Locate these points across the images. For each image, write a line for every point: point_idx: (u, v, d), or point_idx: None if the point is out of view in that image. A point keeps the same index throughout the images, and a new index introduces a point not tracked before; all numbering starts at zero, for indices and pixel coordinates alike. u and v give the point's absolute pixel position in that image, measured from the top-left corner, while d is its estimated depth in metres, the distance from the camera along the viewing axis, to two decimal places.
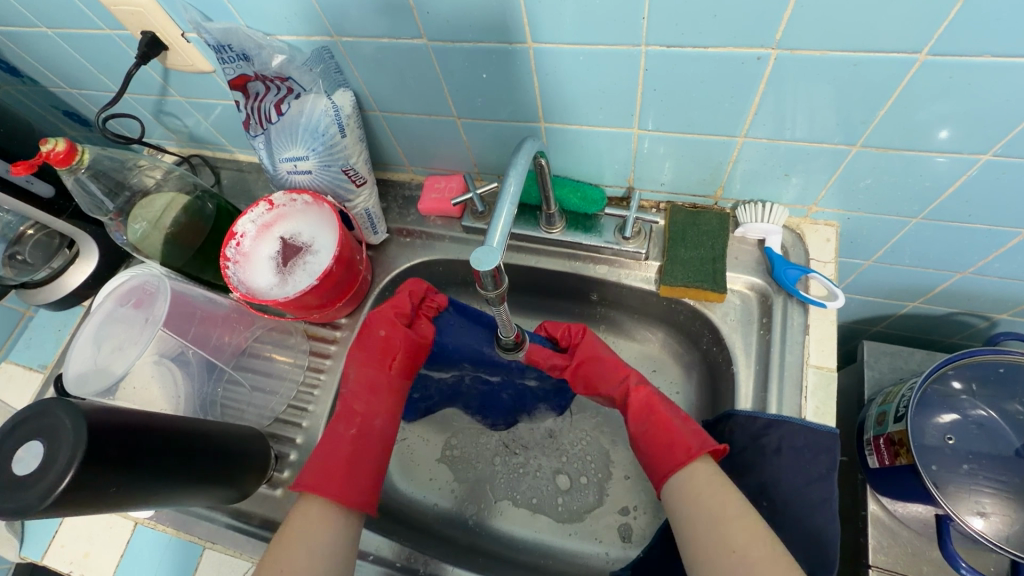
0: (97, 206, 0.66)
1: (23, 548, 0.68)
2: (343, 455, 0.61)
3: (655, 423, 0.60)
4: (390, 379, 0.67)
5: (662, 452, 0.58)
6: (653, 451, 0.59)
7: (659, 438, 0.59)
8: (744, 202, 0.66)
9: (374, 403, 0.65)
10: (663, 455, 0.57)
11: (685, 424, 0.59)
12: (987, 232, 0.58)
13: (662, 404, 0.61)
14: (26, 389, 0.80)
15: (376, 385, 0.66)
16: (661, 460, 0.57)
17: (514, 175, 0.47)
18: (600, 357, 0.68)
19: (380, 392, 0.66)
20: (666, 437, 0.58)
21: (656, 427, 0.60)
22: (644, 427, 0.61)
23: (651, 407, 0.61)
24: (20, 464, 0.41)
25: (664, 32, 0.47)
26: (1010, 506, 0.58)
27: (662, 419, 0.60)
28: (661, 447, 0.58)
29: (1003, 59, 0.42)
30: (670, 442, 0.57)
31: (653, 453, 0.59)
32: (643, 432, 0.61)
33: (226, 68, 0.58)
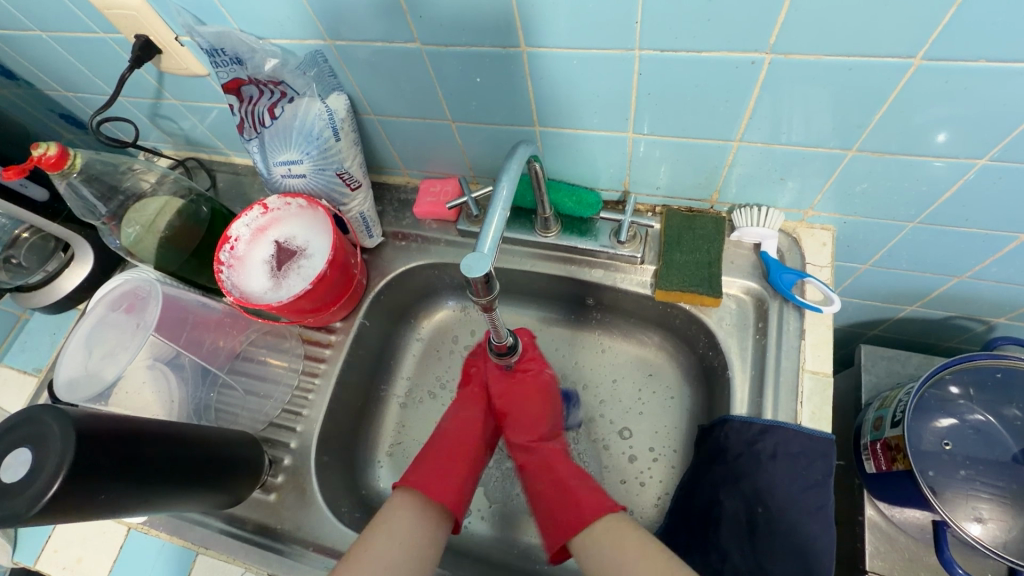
0: (89, 211, 0.65)
1: (15, 553, 0.68)
2: (440, 460, 0.65)
3: (556, 483, 0.64)
4: (477, 395, 0.73)
5: (564, 512, 0.61)
6: (554, 510, 0.62)
7: (557, 499, 0.62)
8: (740, 206, 0.66)
9: (462, 416, 0.71)
10: (562, 513, 0.61)
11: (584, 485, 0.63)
12: (984, 236, 0.58)
13: (561, 464, 0.66)
14: (20, 392, 0.80)
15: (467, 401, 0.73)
16: (557, 520, 0.61)
17: (507, 180, 0.47)
18: (526, 402, 0.70)
19: (470, 405, 0.72)
20: (565, 499, 0.62)
21: (555, 487, 0.64)
22: (546, 486, 0.64)
23: (552, 467, 0.66)
24: (9, 472, 0.41)
25: (658, 36, 0.47)
26: (1007, 512, 0.58)
27: (563, 481, 0.64)
28: (561, 505, 0.62)
29: (999, 63, 0.41)
30: (572, 501, 0.61)
31: (550, 513, 0.62)
32: (545, 490, 0.64)
33: (219, 71, 0.57)
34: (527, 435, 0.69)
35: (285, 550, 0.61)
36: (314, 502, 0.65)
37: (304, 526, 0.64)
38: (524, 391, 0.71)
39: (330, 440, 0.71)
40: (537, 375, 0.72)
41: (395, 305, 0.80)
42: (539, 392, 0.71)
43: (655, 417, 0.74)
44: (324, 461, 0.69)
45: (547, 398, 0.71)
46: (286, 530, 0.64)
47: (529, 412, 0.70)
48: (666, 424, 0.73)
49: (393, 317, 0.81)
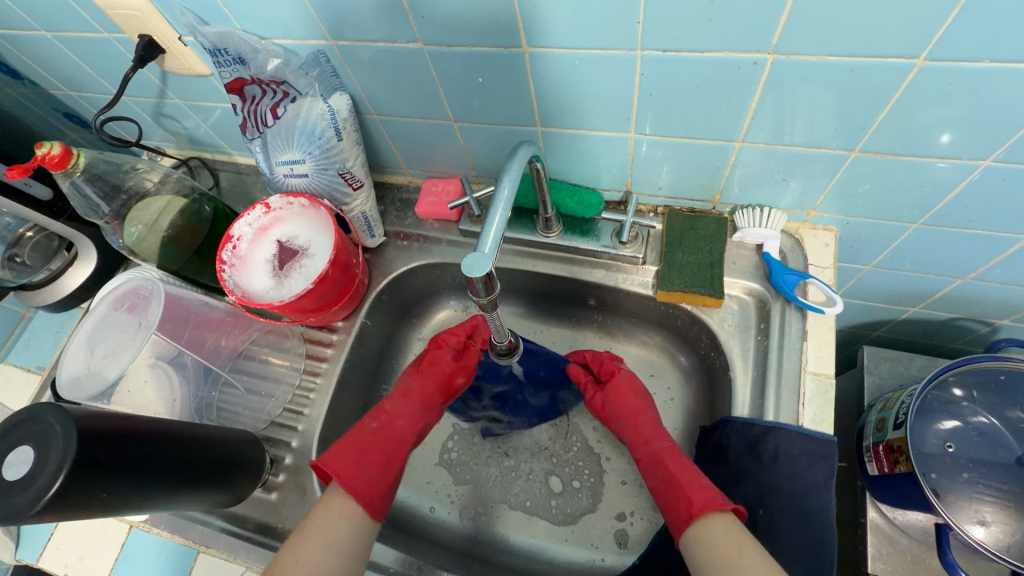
0: (92, 210, 0.66)
1: (18, 551, 0.68)
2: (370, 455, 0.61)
3: (664, 477, 0.59)
4: (426, 388, 0.70)
5: (673, 507, 0.55)
6: (665, 507, 0.57)
7: (666, 493, 0.57)
8: (741, 206, 0.66)
9: (401, 405, 0.67)
10: (672, 506, 0.55)
11: (693, 479, 0.56)
12: (987, 238, 0.58)
13: (671, 458, 0.60)
14: (23, 390, 0.80)
15: (408, 390, 0.69)
16: (671, 515, 0.55)
17: (508, 180, 0.47)
18: (624, 402, 0.68)
19: (411, 396, 0.69)
20: (673, 492, 0.56)
21: (664, 484, 0.58)
22: (656, 485, 0.59)
23: (659, 462, 0.60)
24: (10, 470, 0.41)
25: (660, 37, 0.47)
26: (1010, 515, 0.58)
27: (668, 472, 0.58)
28: (672, 500, 0.56)
29: (1002, 65, 0.41)
30: (680, 496, 0.55)
31: (664, 505, 0.57)
32: (657, 486, 0.59)
33: (222, 71, 0.58)
34: (633, 434, 0.66)
35: None
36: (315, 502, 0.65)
37: None
38: (623, 391, 0.69)
39: (331, 440, 0.71)
40: (624, 376, 0.70)
41: (397, 305, 0.80)
42: (632, 392, 0.69)
43: None
44: None
45: (644, 399, 0.69)
46: (286, 530, 0.64)
47: (627, 412, 0.67)
48: (666, 425, 0.73)
49: (395, 317, 0.81)
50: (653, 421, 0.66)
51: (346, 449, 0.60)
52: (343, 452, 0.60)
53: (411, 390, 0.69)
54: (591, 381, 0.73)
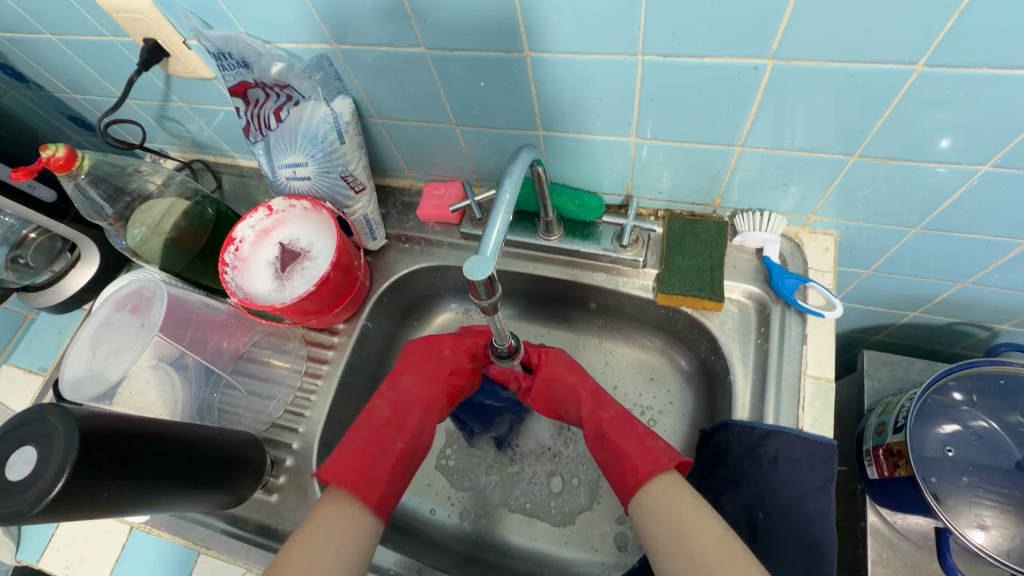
0: (95, 212, 0.66)
1: (19, 551, 0.68)
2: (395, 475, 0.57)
3: (611, 451, 0.58)
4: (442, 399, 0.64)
5: (622, 479, 0.56)
6: (614, 478, 0.57)
7: (615, 464, 0.57)
8: (742, 210, 0.66)
9: (426, 420, 0.62)
10: (620, 479, 0.56)
11: (637, 444, 0.56)
12: (986, 242, 0.58)
13: (618, 429, 0.59)
14: (25, 392, 0.81)
15: (430, 402, 0.63)
16: (621, 487, 0.56)
17: (509, 184, 0.47)
18: (559, 381, 0.65)
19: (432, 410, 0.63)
20: (620, 464, 0.56)
21: (611, 455, 0.58)
22: (604, 458, 0.59)
23: (604, 434, 0.59)
24: (13, 470, 0.41)
25: (661, 42, 0.47)
26: (1010, 520, 0.58)
27: (613, 444, 0.58)
28: (621, 472, 0.56)
29: (1001, 70, 0.41)
30: (627, 465, 0.55)
31: (614, 477, 0.57)
32: (605, 458, 0.59)
33: (226, 75, 0.58)
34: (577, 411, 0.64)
35: None
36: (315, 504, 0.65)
37: None
38: (557, 371, 0.65)
39: (332, 442, 0.71)
40: (551, 358, 0.66)
41: (398, 308, 0.81)
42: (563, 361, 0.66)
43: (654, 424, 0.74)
44: None
45: (578, 371, 0.66)
46: (286, 531, 0.64)
47: (567, 387, 0.65)
48: (666, 429, 0.73)
49: (396, 320, 0.81)
50: (593, 390, 0.64)
51: (364, 468, 0.55)
52: (348, 467, 0.54)
53: (417, 394, 0.62)
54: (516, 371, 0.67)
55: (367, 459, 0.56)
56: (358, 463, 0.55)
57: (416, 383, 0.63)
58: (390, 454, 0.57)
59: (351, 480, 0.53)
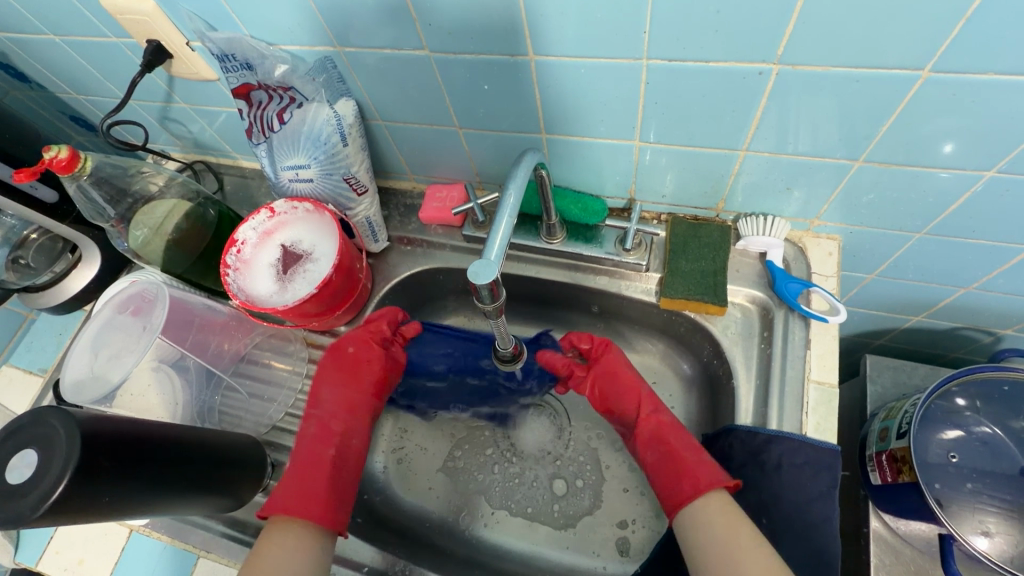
0: (97, 213, 0.65)
1: (18, 554, 0.68)
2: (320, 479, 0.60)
3: (665, 455, 0.59)
4: (363, 400, 0.68)
5: (676, 484, 0.56)
6: (663, 484, 0.58)
7: (666, 470, 0.58)
8: (745, 215, 0.66)
9: (351, 423, 0.66)
10: (670, 486, 0.57)
11: (695, 455, 0.57)
12: (990, 248, 0.58)
13: (672, 435, 0.60)
14: (24, 393, 0.80)
15: (353, 404, 0.67)
16: (672, 492, 0.56)
17: (514, 188, 0.47)
18: (616, 377, 0.67)
19: (357, 411, 0.67)
20: (675, 469, 0.57)
21: (664, 460, 0.59)
22: (656, 461, 0.60)
23: (660, 439, 0.61)
24: (14, 474, 0.41)
25: (665, 46, 0.47)
26: (1014, 526, 0.58)
27: (669, 451, 0.59)
28: (676, 477, 0.57)
29: (1006, 77, 0.41)
30: (681, 473, 0.56)
31: (665, 481, 0.58)
32: (655, 463, 0.60)
33: (229, 76, 0.58)
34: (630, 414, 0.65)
35: None
36: None
37: None
38: (615, 370, 0.67)
39: None
40: (612, 355, 0.69)
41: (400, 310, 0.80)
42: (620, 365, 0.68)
43: None
44: None
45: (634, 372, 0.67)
46: None
47: (623, 388, 0.66)
48: None
49: None
50: (650, 395, 0.65)
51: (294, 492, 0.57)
52: (288, 487, 0.58)
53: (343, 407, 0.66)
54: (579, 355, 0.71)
55: (314, 474, 0.60)
56: (302, 485, 0.58)
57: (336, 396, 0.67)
58: (331, 470, 0.61)
59: (297, 502, 0.57)
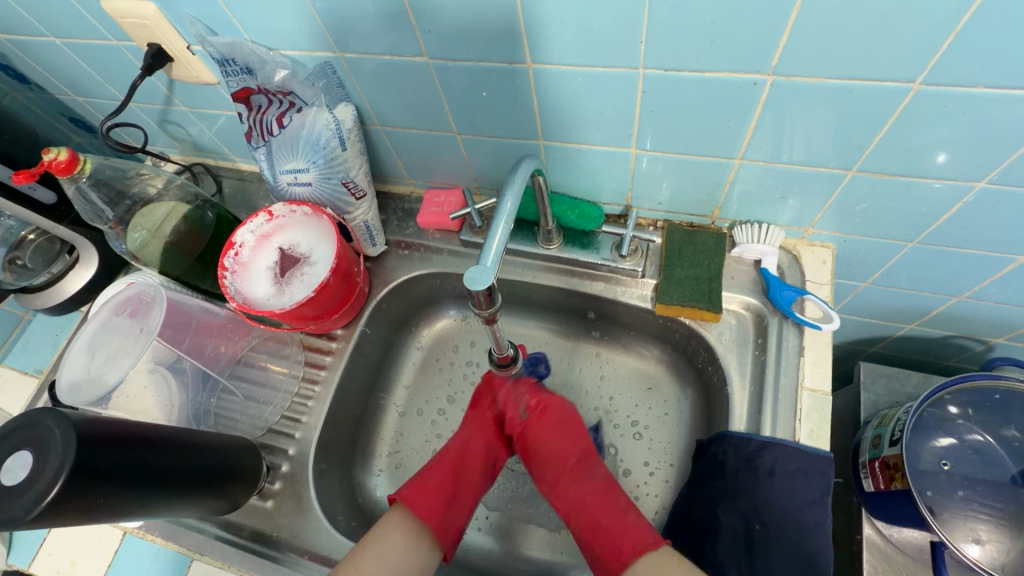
0: (96, 215, 0.66)
1: (10, 555, 0.68)
2: (438, 475, 0.62)
3: (586, 525, 0.59)
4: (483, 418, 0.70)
5: (604, 555, 0.55)
6: (594, 555, 0.57)
7: (596, 539, 0.57)
8: (740, 222, 0.66)
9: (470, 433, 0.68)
10: (603, 555, 0.56)
11: (619, 520, 0.57)
12: (982, 257, 0.58)
13: (595, 501, 0.60)
14: (20, 394, 0.80)
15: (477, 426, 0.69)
16: (601, 564, 0.56)
17: (510, 194, 0.48)
18: (548, 436, 0.67)
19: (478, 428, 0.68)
20: (600, 542, 0.56)
21: (589, 530, 0.58)
22: (581, 531, 0.59)
23: (584, 507, 0.60)
24: (7, 475, 0.41)
25: (662, 56, 0.48)
26: (1005, 533, 0.58)
27: (594, 521, 0.58)
28: (602, 548, 0.56)
29: (997, 89, 0.42)
30: (612, 541, 0.55)
31: (592, 554, 0.57)
32: (583, 532, 0.59)
33: (229, 81, 0.59)
34: (555, 475, 0.65)
35: (282, 558, 0.62)
36: (310, 511, 0.65)
37: (300, 534, 0.64)
38: (549, 429, 0.68)
39: (329, 447, 0.71)
40: (552, 412, 0.69)
41: (397, 314, 0.81)
42: (557, 426, 0.68)
43: (649, 435, 0.74)
44: (322, 469, 0.69)
45: (565, 436, 0.67)
46: (281, 538, 0.64)
47: (548, 450, 0.66)
48: (662, 440, 0.73)
49: (395, 325, 0.81)
50: (579, 460, 0.65)
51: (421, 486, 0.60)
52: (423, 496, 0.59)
53: (475, 440, 0.67)
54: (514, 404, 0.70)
55: (443, 491, 0.61)
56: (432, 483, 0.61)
57: (469, 427, 0.69)
58: (461, 485, 0.63)
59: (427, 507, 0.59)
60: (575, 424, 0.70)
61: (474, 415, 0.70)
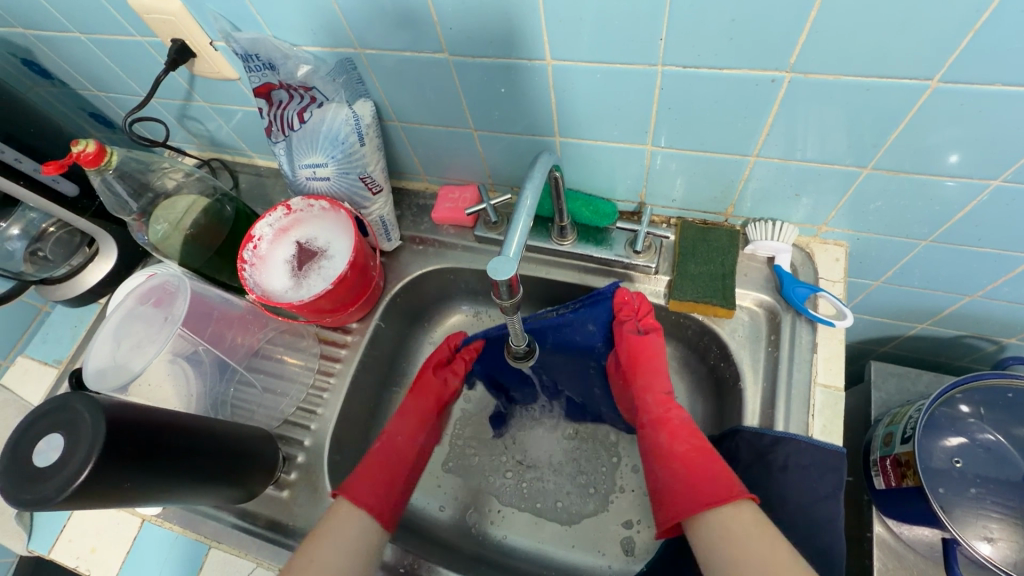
0: (121, 206, 0.67)
1: (31, 541, 0.69)
2: (380, 471, 0.62)
3: (698, 450, 0.58)
4: (422, 408, 0.71)
5: (703, 484, 0.54)
6: (690, 477, 0.56)
7: (698, 464, 0.56)
8: (754, 220, 0.67)
9: (415, 432, 0.69)
10: (703, 483, 0.54)
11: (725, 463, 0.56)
12: (995, 257, 0.59)
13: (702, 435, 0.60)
14: (39, 384, 0.81)
15: (420, 417, 0.70)
16: (693, 488, 0.54)
17: (530, 188, 0.48)
18: (655, 358, 0.67)
19: (421, 423, 0.70)
20: (708, 468, 0.55)
21: (700, 457, 0.57)
22: (686, 449, 0.58)
23: (696, 434, 0.60)
24: (41, 456, 0.42)
25: (681, 53, 0.48)
26: (1017, 532, 0.58)
27: (705, 447, 0.58)
28: (706, 476, 0.55)
29: (1012, 88, 0.42)
30: (719, 475, 0.54)
31: (683, 476, 0.56)
32: (686, 454, 0.58)
33: (252, 76, 0.60)
34: (658, 396, 0.65)
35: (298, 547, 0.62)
36: (325, 500, 0.66)
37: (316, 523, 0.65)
38: (659, 355, 0.67)
39: (343, 439, 0.72)
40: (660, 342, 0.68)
41: (410, 309, 0.81)
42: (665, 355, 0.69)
43: None
44: (336, 460, 0.70)
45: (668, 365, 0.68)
46: (297, 527, 0.65)
47: (657, 370, 0.67)
48: None
49: (408, 320, 0.82)
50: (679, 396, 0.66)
51: (366, 479, 0.61)
52: (365, 484, 0.60)
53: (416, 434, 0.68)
54: (633, 319, 0.69)
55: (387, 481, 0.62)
56: (377, 478, 0.61)
57: (403, 418, 0.69)
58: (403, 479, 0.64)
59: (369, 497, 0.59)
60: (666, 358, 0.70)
61: (415, 403, 0.71)
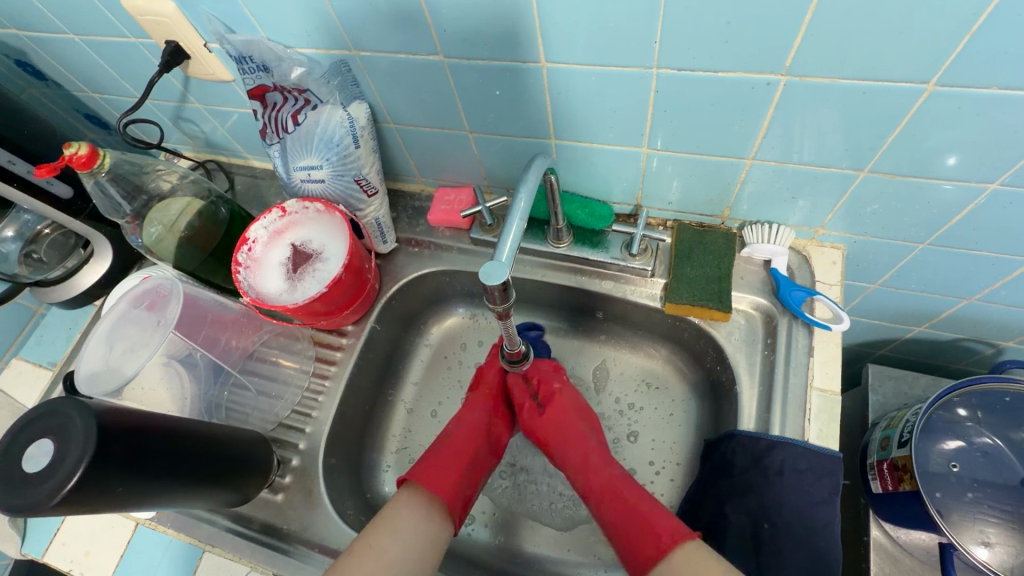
0: (114, 209, 0.67)
1: (24, 544, 0.68)
2: (446, 459, 0.64)
3: (618, 509, 0.57)
4: (483, 400, 0.72)
5: (637, 545, 0.54)
6: (625, 545, 0.55)
7: (627, 528, 0.55)
8: (750, 223, 0.67)
9: (476, 421, 0.70)
10: (637, 550, 0.54)
11: (652, 506, 0.55)
12: (994, 260, 0.58)
13: (623, 485, 0.59)
14: (34, 386, 0.81)
15: (477, 404, 0.72)
16: (631, 556, 0.54)
17: (524, 192, 0.48)
18: (562, 414, 0.68)
19: (480, 409, 0.71)
20: (634, 526, 0.55)
21: (624, 515, 0.56)
22: (612, 517, 0.57)
23: (617, 491, 0.59)
24: (30, 462, 0.42)
25: (676, 56, 0.48)
26: (1014, 537, 0.58)
27: (625, 504, 0.57)
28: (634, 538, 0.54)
29: (1009, 91, 0.42)
30: (646, 530, 0.54)
31: (620, 544, 0.56)
32: (615, 521, 0.57)
33: (246, 78, 0.60)
34: (576, 462, 0.64)
35: (291, 551, 0.62)
36: (320, 505, 0.66)
37: (310, 527, 0.65)
38: (566, 412, 0.69)
39: (338, 442, 0.71)
40: (565, 399, 0.70)
41: (406, 311, 0.81)
42: (572, 409, 0.69)
43: (655, 436, 0.74)
44: (332, 463, 0.70)
45: (581, 418, 0.69)
46: (291, 531, 0.64)
47: (567, 433, 0.67)
48: (668, 440, 0.73)
49: (404, 323, 0.82)
50: (599, 447, 0.64)
51: (432, 466, 0.63)
52: (431, 473, 0.62)
53: (476, 419, 0.70)
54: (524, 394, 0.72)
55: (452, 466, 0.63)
56: (443, 464, 0.63)
57: (472, 408, 0.71)
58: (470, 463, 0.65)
59: (453, 498, 0.61)
60: (586, 407, 0.71)
61: (477, 395, 0.73)
